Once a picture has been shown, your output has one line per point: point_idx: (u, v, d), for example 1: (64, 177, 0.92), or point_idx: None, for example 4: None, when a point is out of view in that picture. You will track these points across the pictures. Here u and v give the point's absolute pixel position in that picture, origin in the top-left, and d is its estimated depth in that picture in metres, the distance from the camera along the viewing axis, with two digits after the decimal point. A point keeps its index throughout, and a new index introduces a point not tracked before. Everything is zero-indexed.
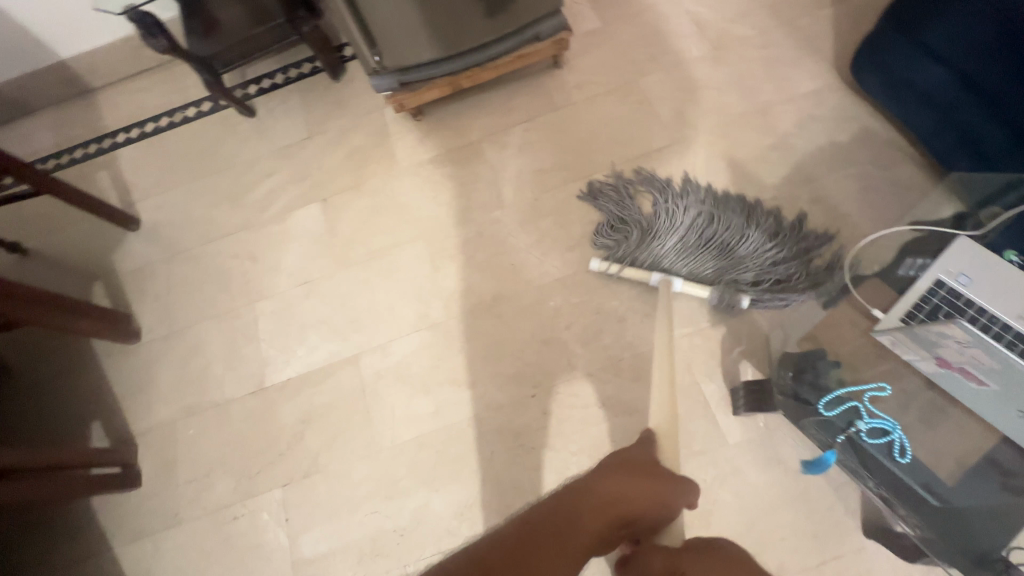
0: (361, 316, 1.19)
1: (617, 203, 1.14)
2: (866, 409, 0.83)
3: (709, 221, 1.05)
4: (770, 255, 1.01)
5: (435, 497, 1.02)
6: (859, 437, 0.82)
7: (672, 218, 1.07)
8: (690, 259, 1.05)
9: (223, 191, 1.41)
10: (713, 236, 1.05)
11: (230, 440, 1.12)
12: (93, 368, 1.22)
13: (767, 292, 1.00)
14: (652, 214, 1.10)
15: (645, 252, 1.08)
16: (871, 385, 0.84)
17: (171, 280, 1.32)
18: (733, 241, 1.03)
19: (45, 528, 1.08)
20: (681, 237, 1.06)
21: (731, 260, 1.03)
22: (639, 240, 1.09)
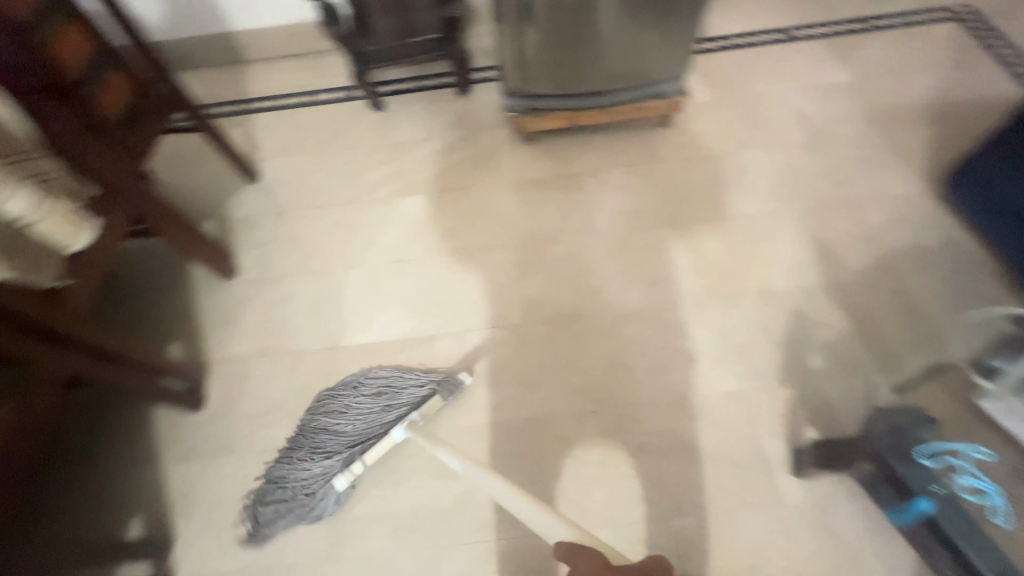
0: (443, 302, 1.25)
1: (303, 505, 1.01)
2: (964, 469, 0.82)
3: (336, 414, 1.08)
4: (347, 413, 1.08)
5: (482, 487, 1.03)
6: (954, 493, 0.82)
7: (312, 468, 1.03)
8: (361, 430, 1.07)
9: (338, 168, 1.54)
10: (348, 428, 1.07)
11: (297, 388, 1.17)
12: (188, 293, 1.31)
13: (390, 390, 1.11)
14: (320, 480, 1.02)
15: (336, 458, 1.04)
16: (971, 449, 0.83)
17: (274, 233, 1.42)
18: (338, 420, 1.08)
19: (110, 428, 1.14)
20: (343, 434, 1.06)
21: (373, 408, 1.09)
22: (342, 447, 1.05)
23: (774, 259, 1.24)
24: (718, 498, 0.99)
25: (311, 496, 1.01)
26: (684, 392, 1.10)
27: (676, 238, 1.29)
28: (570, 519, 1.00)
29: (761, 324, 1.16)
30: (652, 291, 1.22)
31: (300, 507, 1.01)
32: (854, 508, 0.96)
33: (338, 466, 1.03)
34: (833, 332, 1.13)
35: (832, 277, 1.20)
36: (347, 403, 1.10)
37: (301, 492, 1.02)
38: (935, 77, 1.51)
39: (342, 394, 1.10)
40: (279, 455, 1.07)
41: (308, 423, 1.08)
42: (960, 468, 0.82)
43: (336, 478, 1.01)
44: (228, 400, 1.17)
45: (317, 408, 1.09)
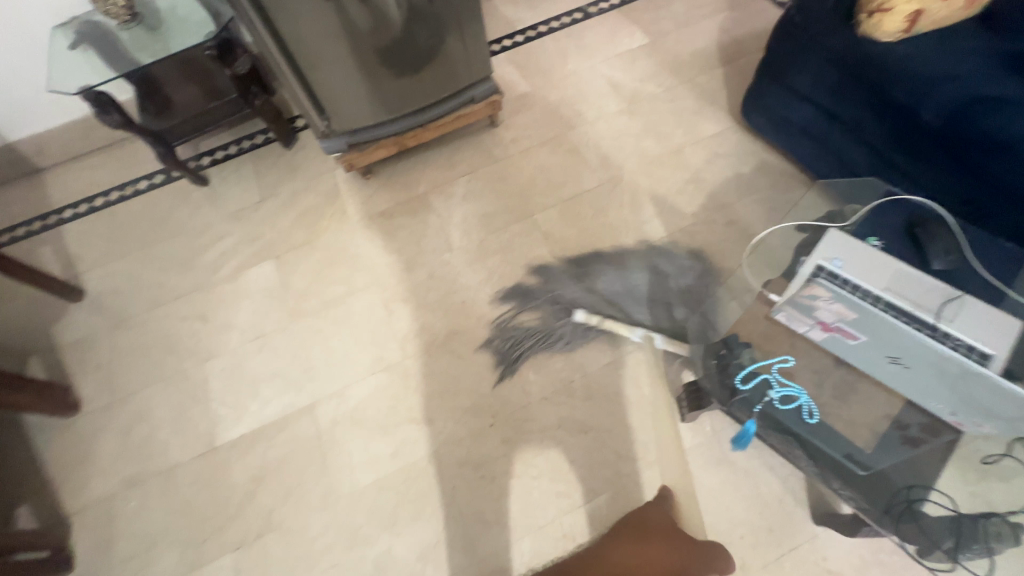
0: (317, 364, 1.19)
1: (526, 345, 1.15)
2: (777, 379, 0.82)
3: (650, 279, 1.21)
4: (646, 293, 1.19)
5: (398, 540, 0.99)
6: (773, 406, 0.81)
7: (553, 320, 1.18)
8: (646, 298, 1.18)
9: (173, 256, 1.42)
10: (619, 299, 1.19)
11: (177, 507, 1.06)
12: (26, 447, 1.15)
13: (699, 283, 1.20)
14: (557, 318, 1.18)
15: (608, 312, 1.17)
16: (777, 358, 0.83)
17: (117, 347, 1.29)
18: (623, 289, 1.20)
19: None
20: (642, 291, 1.19)
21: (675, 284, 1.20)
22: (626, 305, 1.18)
23: (621, 224, 1.30)
24: (624, 467, 1.01)
25: (513, 342, 1.16)
26: (569, 376, 1.11)
27: (530, 230, 1.32)
28: (491, 540, 0.98)
29: (623, 289, 1.20)
30: (518, 288, 1.24)
31: (510, 349, 1.15)
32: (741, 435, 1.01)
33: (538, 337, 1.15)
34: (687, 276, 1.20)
35: (673, 226, 1.28)
36: (614, 274, 1.22)
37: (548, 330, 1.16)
38: (717, 21, 1.65)
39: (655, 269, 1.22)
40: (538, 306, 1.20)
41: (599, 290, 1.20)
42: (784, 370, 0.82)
43: (576, 314, 1.14)
44: (104, 547, 1.04)
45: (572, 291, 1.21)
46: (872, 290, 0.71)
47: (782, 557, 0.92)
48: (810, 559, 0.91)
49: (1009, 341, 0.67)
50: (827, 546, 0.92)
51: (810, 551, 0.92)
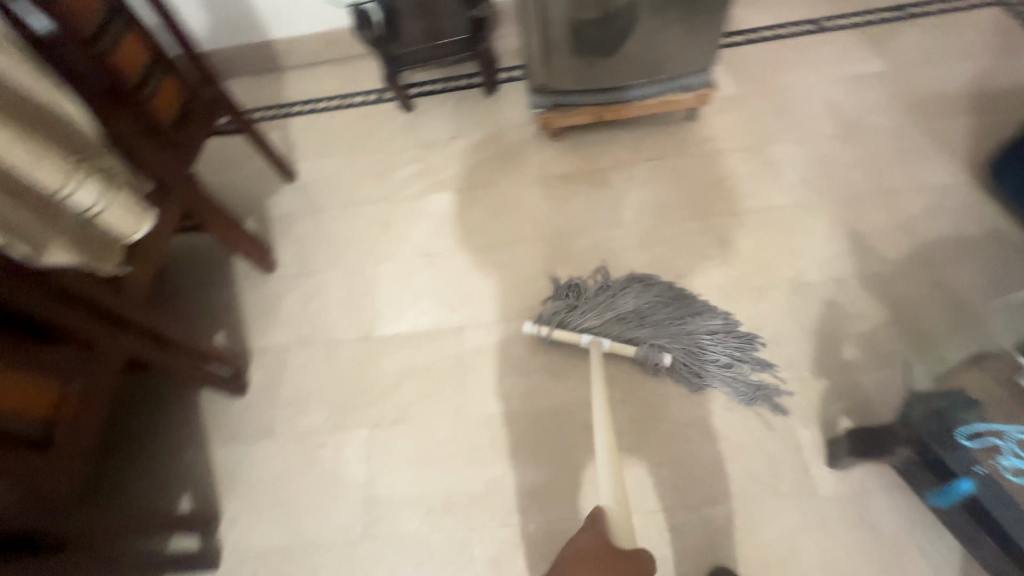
0: (472, 294, 1.28)
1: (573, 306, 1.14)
2: (1011, 449, 0.77)
3: (658, 304, 1.13)
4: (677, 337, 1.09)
5: (511, 471, 1.04)
6: (993, 474, 0.77)
7: (613, 298, 1.15)
8: (654, 325, 1.11)
9: (371, 166, 1.59)
10: (650, 323, 1.11)
11: (332, 375, 1.21)
12: (230, 287, 1.37)
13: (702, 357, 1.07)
14: (634, 307, 1.13)
15: (603, 322, 1.12)
16: (1020, 430, 0.78)
17: (310, 229, 1.48)
18: (648, 312, 1.13)
19: (153, 411, 1.20)
20: (643, 318, 1.13)
21: (693, 331, 1.10)
22: (616, 319, 1.12)
23: (806, 250, 1.22)
24: (752, 489, 0.97)
25: (590, 300, 1.14)
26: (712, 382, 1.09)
27: (704, 230, 1.29)
28: (598, 505, 1.00)
29: (792, 314, 1.14)
30: (679, 282, 1.23)
31: (598, 312, 1.13)
32: (895, 503, 0.92)
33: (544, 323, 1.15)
34: (708, 328, 1.10)
35: (865, 267, 1.18)
36: (631, 288, 1.15)
37: (586, 307, 1.14)
38: (976, 65, 1.46)
39: (682, 305, 1.13)
40: (569, 288, 1.17)
41: (623, 292, 1.15)
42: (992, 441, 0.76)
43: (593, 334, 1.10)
44: (272, 386, 1.22)
45: (608, 292, 1.16)
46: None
47: None
48: None
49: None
50: None
51: None
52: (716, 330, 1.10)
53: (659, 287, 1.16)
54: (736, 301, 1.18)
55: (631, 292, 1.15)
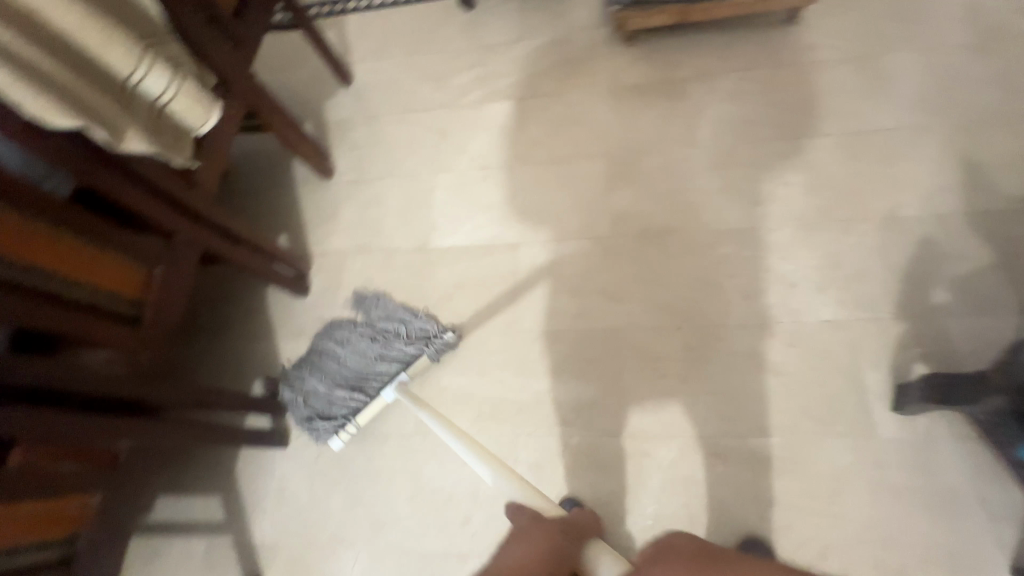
0: (529, 211, 1.24)
1: (318, 407, 1.09)
2: None
3: (335, 348, 1.14)
4: (359, 356, 1.12)
5: (559, 388, 1.06)
6: None
7: (305, 403, 1.11)
8: (358, 370, 1.11)
9: (429, 70, 1.51)
10: (342, 370, 1.12)
11: (388, 284, 1.24)
12: (291, 191, 1.39)
13: (377, 342, 1.13)
14: (317, 396, 1.11)
15: (335, 401, 1.09)
16: None
17: (367, 136, 1.45)
18: (335, 354, 1.13)
19: (228, 303, 1.29)
20: (343, 370, 1.12)
21: (360, 339, 1.14)
22: (341, 384, 1.10)
23: (908, 182, 1.09)
24: (807, 425, 0.95)
25: (312, 408, 1.10)
26: (778, 317, 1.03)
27: (789, 154, 1.16)
28: (645, 426, 1.00)
29: (879, 251, 1.04)
30: (754, 209, 1.13)
31: (322, 399, 1.10)
32: (962, 452, 0.88)
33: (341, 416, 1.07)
34: (369, 333, 1.14)
35: (977, 204, 1.04)
36: (302, 378, 1.13)
37: (324, 393, 1.10)
38: None
39: (333, 336, 1.16)
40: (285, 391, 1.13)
41: (314, 355, 1.15)
42: None
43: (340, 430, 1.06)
44: (332, 289, 1.27)
45: (300, 393, 1.11)
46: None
47: None
48: None
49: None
50: None
51: None
52: (372, 333, 1.14)
53: (362, 280, 1.26)
54: (816, 234, 1.08)
55: (308, 371, 1.14)
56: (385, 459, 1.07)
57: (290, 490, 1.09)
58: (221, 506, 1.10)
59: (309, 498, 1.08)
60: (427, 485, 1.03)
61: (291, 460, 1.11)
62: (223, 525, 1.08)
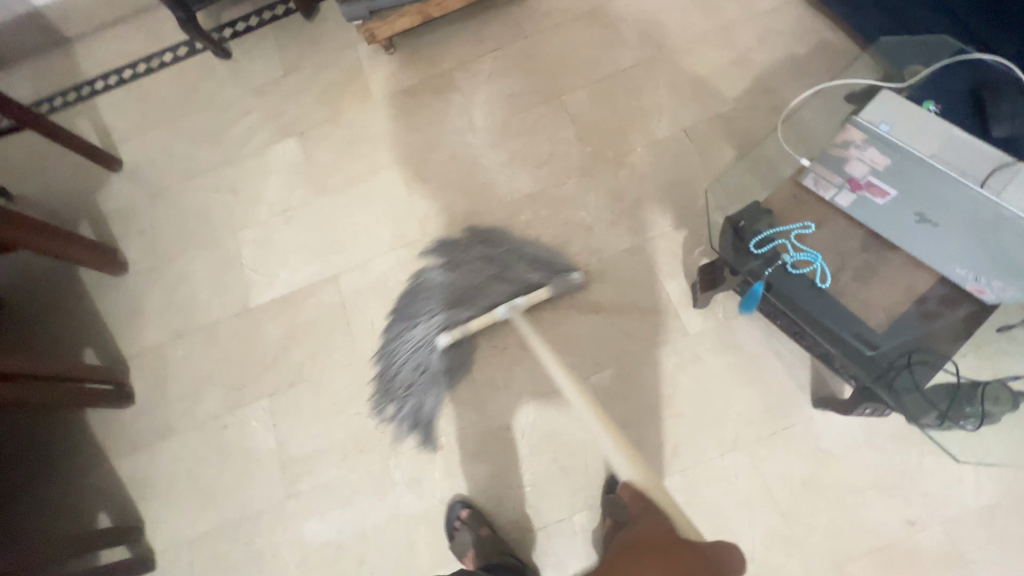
0: (341, 238, 1.23)
1: (421, 343, 1.09)
2: (793, 245, 0.80)
3: (441, 268, 1.15)
4: (462, 280, 1.13)
5: (414, 398, 1.06)
6: (784, 270, 0.80)
7: (405, 345, 1.10)
8: (459, 289, 1.13)
9: (202, 131, 1.43)
10: (456, 297, 1.12)
11: (217, 359, 1.16)
12: (83, 300, 1.26)
13: (489, 274, 1.13)
14: (426, 332, 1.10)
15: (432, 325, 1.10)
16: (796, 225, 0.81)
17: (155, 216, 1.35)
18: (447, 295, 1.13)
19: (40, 445, 1.13)
20: (444, 291, 1.13)
21: (470, 261, 1.15)
22: (441, 304, 1.12)
23: (655, 108, 1.21)
24: (633, 346, 1.03)
25: (416, 352, 1.09)
26: (585, 260, 1.11)
27: (556, 113, 1.25)
28: (501, 403, 1.03)
29: (648, 175, 1.16)
30: (540, 171, 1.20)
31: (418, 340, 1.10)
32: (752, 322, 1.00)
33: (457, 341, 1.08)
34: (486, 267, 1.14)
35: (710, 111, 1.19)
36: (408, 329, 1.11)
37: (421, 330, 1.10)
38: None
39: (415, 296, 1.14)
40: (378, 359, 1.11)
41: (414, 284, 1.15)
42: (797, 239, 0.80)
43: (439, 337, 1.07)
44: (157, 387, 1.16)
45: (395, 339, 1.11)
46: (916, 150, 0.79)
47: (775, 436, 0.94)
48: (803, 438, 0.93)
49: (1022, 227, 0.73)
50: (822, 426, 0.93)
51: (806, 431, 0.93)
52: (482, 258, 1.15)
53: (189, 365, 1.17)
54: (596, 177, 1.18)
55: (403, 318, 1.13)
56: (264, 536, 1.01)
57: None
58: None
59: None
60: (313, 544, 0.99)
61: None
62: None
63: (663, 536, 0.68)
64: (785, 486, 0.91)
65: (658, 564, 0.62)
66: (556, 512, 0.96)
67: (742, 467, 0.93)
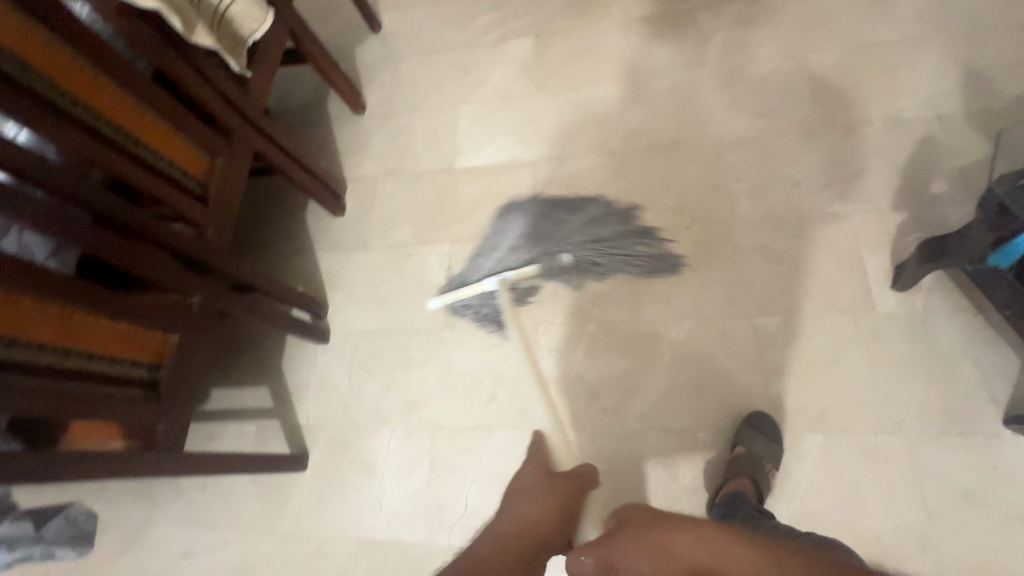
0: (547, 132, 1.33)
1: (489, 239, 1.24)
2: None
3: (568, 215, 1.20)
4: (572, 247, 1.14)
5: (575, 283, 1.14)
6: None
7: (490, 241, 1.24)
8: (542, 235, 1.18)
9: (452, 15, 1.60)
10: (523, 246, 1.19)
11: (416, 202, 1.34)
12: (327, 126, 1.51)
13: (587, 249, 1.13)
14: (488, 245, 1.23)
15: (497, 249, 1.21)
16: None
17: (395, 76, 1.56)
18: (555, 226, 1.19)
19: (270, 224, 1.39)
20: (530, 233, 1.20)
21: (582, 227, 1.17)
22: (511, 251, 1.20)
23: (909, 88, 1.14)
24: (809, 306, 1.01)
25: (480, 257, 1.22)
26: (783, 213, 1.10)
27: (794, 70, 1.22)
28: (656, 313, 1.07)
29: (879, 150, 1.10)
30: (760, 120, 1.19)
31: (474, 258, 1.23)
32: (956, 321, 0.93)
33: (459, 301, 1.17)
34: (593, 235, 1.15)
35: (976, 103, 1.09)
36: (500, 220, 1.25)
37: (500, 241, 1.22)
38: None
39: (565, 207, 1.21)
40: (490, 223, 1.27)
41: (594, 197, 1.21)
42: None
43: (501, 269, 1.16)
44: (364, 209, 1.37)
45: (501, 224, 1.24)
46: None
47: (947, 437, 0.87)
48: (980, 451, 0.86)
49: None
50: (1006, 448, 0.85)
51: (985, 446, 0.86)
52: (594, 234, 1.15)
53: (392, 200, 1.36)
54: (821, 140, 1.14)
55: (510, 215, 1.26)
56: (417, 349, 1.17)
57: (331, 379, 1.19)
58: (269, 395, 1.21)
59: (348, 385, 1.17)
60: (456, 370, 1.12)
61: (330, 353, 1.22)
62: (273, 411, 1.19)
63: (530, 480, 0.69)
64: (942, 488, 0.85)
65: (550, 502, 0.64)
66: (681, 424, 0.98)
67: (896, 453, 0.88)
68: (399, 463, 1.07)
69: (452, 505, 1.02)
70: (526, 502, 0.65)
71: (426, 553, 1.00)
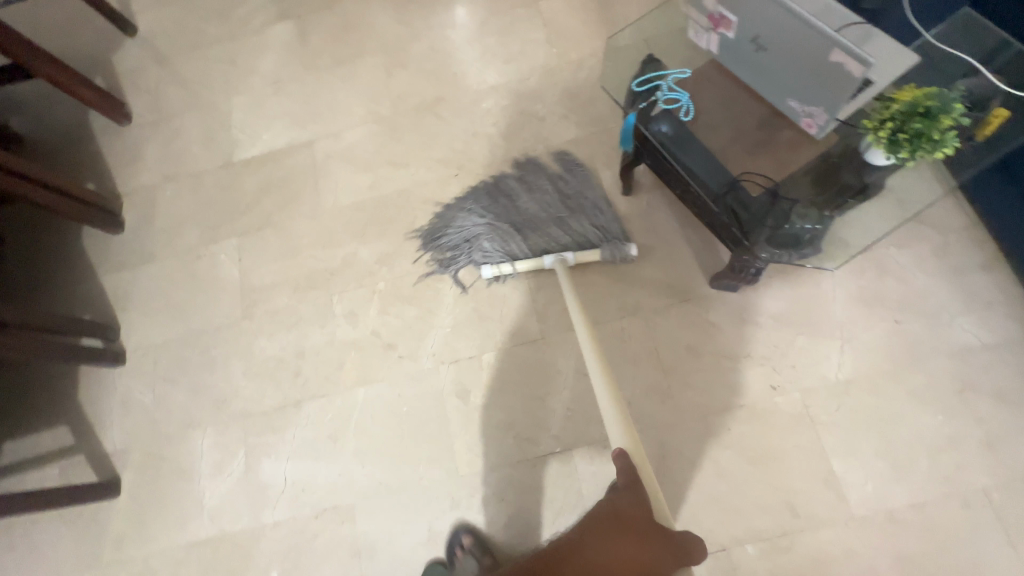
0: (321, 111, 1.35)
1: (461, 223, 1.15)
2: (669, 88, 0.87)
3: (523, 191, 1.16)
4: (549, 210, 1.14)
5: (363, 248, 1.18)
6: (659, 107, 0.87)
7: (457, 222, 1.15)
8: (528, 214, 1.14)
9: (211, 8, 1.54)
10: (513, 218, 1.14)
11: (200, 202, 1.31)
12: (93, 142, 1.41)
13: (563, 222, 1.12)
14: (472, 232, 1.14)
15: (491, 227, 1.13)
16: (675, 71, 0.88)
17: (159, 79, 1.48)
18: (522, 200, 1.15)
19: (40, 256, 1.28)
20: (518, 208, 1.15)
21: (537, 200, 1.15)
22: (503, 221, 1.14)
23: (620, 20, 1.29)
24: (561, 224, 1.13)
25: (461, 249, 1.13)
26: (534, 148, 1.21)
27: (530, 17, 1.33)
28: (438, 259, 1.15)
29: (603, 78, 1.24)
30: (507, 67, 1.30)
31: (456, 240, 1.14)
32: (669, 212, 1.10)
33: (495, 257, 1.11)
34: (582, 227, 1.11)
35: None
36: (468, 217, 1.15)
37: (477, 231, 1.13)
38: None
39: (535, 180, 1.17)
40: (458, 197, 1.19)
41: (505, 172, 1.19)
42: (669, 101, 0.87)
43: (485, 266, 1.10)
44: (145, 221, 1.31)
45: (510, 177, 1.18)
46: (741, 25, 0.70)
47: (671, 307, 1.04)
48: (696, 313, 1.03)
49: (893, 76, 0.71)
50: (714, 305, 1.03)
51: (700, 307, 1.03)
52: (553, 201, 1.14)
53: (174, 206, 1.31)
54: (558, 78, 1.26)
55: (467, 213, 1.16)
56: (219, 347, 1.16)
57: (135, 399, 1.15)
58: (67, 432, 1.14)
59: (152, 400, 1.14)
60: (261, 356, 1.14)
61: (130, 374, 1.17)
62: (75, 447, 1.12)
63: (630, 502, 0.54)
64: (672, 349, 1.01)
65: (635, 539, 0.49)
66: (469, 353, 1.07)
67: (637, 330, 1.03)
68: (216, 460, 1.07)
69: (273, 484, 1.04)
70: (612, 531, 0.50)
71: (254, 536, 1.02)
